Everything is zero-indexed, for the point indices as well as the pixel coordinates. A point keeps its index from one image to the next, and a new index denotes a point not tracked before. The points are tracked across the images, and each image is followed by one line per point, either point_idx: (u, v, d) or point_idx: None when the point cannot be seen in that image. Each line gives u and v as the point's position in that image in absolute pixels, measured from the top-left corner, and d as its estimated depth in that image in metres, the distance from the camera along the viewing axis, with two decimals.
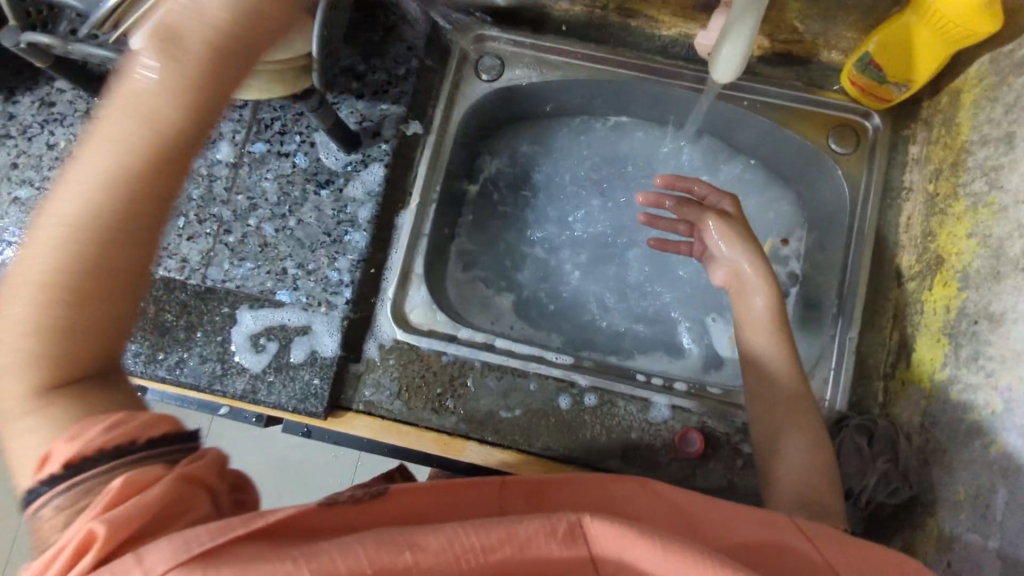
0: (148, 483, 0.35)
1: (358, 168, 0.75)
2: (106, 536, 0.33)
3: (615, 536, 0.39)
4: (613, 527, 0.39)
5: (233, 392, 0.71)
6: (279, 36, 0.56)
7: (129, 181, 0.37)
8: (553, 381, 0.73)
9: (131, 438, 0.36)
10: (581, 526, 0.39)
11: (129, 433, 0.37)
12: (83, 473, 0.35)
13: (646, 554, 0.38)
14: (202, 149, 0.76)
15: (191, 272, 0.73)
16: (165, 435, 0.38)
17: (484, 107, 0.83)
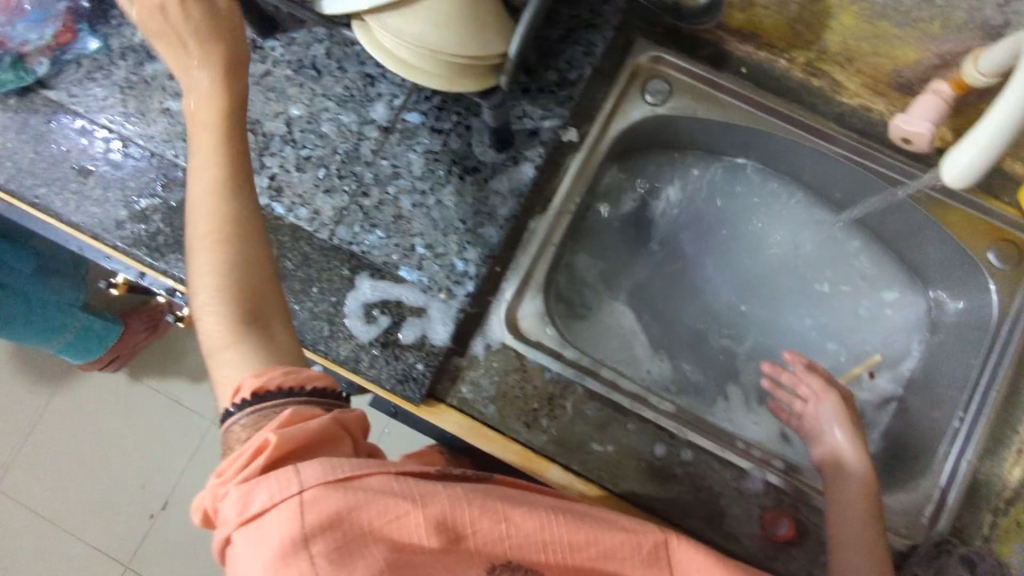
0: (312, 416, 0.45)
1: (508, 164, 0.73)
2: (276, 443, 0.41)
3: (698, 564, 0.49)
4: (699, 554, 0.49)
5: (334, 355, 0.69)
6: (479, 29, 0.56)
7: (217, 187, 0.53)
8: (651, 427, 0.71)
9: (300, 385, 0.47)
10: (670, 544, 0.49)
11: (300, 381, 0.47)
12: (266, 403, 0.46)
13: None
14: (357, 105, 0.74)
15: (320, 226, 0.72)
16: (322, 388, 0.48)
17: (640, 129, 0.81)
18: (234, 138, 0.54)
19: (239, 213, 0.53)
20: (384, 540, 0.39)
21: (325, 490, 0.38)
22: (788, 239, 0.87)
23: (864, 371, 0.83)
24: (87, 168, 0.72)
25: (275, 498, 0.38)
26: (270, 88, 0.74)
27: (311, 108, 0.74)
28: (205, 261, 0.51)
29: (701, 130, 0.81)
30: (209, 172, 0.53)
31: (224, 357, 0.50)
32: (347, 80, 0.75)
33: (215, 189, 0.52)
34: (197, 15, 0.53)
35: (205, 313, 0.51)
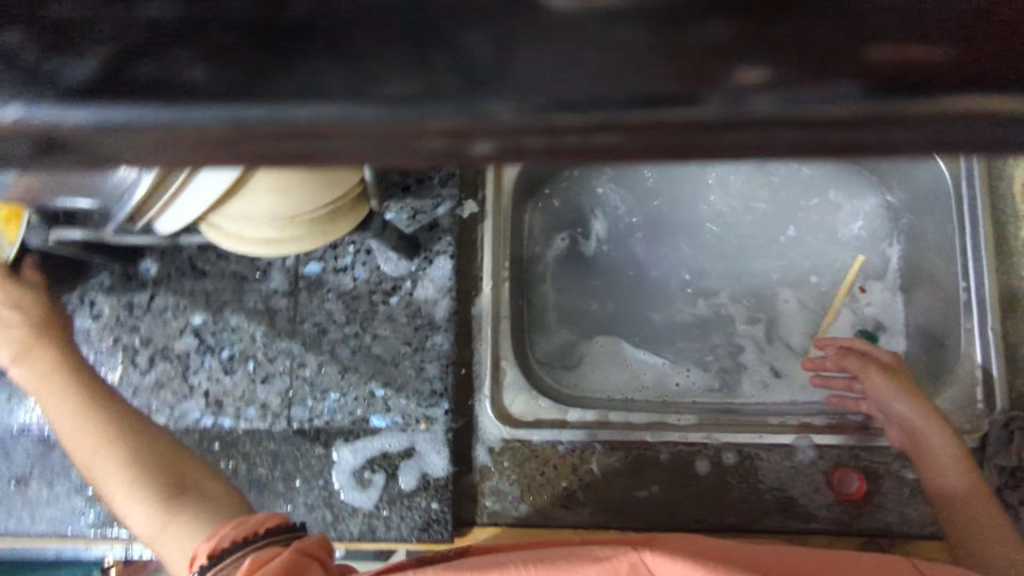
0: (273, 556, 0.43)
1: (424, 267, 0.70)
2: None
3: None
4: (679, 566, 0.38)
5: (348, 536, 0.66)
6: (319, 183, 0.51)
7: (64, 397, 0.53)
8: (684, 448, 0.67)
9: (252, 531, 0.45)
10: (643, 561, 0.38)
11: (251, 522, 0.45)
12: (224, 563, 0.43)
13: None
14: (254, 282, 0.71)
15: (274, 418, 0.68)
16: (275, 526, 0.46)
17: (532, 164, 0.77)
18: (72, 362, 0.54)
19: (114, 413, 0.52)
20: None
21: None
22: (726, 190, 0.83)
23: (853, 287, 0.79)
24: (22, 476, 0.68)
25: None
26: (162, 310, 0.71)
27: (211, 309, 0.70)
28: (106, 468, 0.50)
29: None
30: (67, 391, 0.53)
31: (164, 538, 0.47)
32: (232, 264, 0.71)
33: (81, 408, 0.52)
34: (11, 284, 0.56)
35: (127, 506, 0.49)
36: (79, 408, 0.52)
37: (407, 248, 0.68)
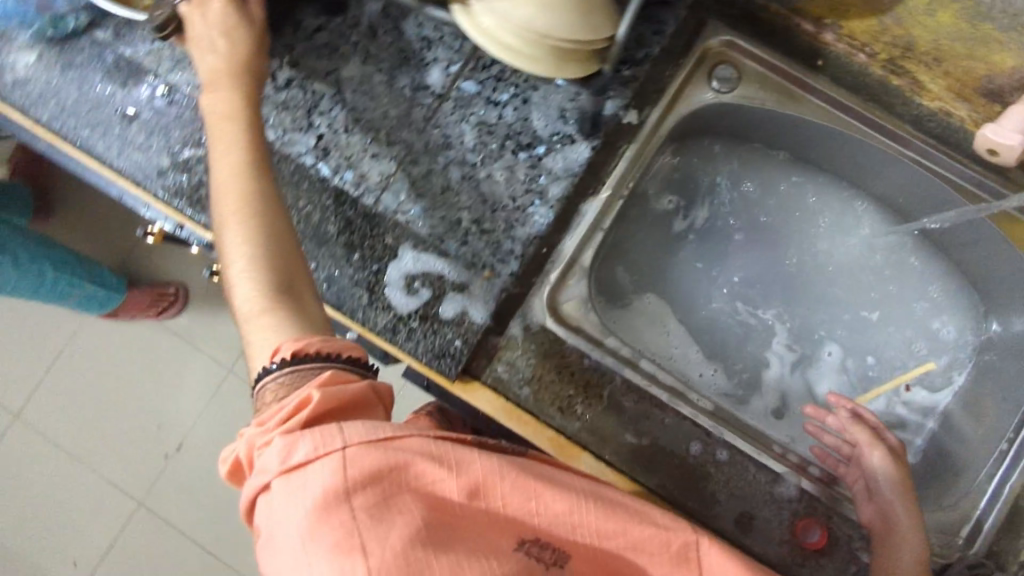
0: (350, 380, 0.47)
1: (564, 143, 0.70)
2: (319, 401, 0.44)
3: (714, 556, 0.51)
4: (720, 557, 0.51)
5: (372, 325, 0.69)
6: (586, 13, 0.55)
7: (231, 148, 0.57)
8: (688, 424, 0.70)
9: (337, 352, 0.49)
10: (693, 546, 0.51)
11: (340, 346, 0.49)
12: (302, 367, 0.47)
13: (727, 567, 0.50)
14: (412, 69, 0.72)
15: (365, 192, 0.70)
16: (354, 358, 0.49)
17: (701, 114, 0.77)
18: (252, 119, 0.59)
19: (262, 184, 0.56)
20: (417, 497, 0.42)
21: (368, 449, 0.41)
22: (844, 244, 0.84)
23: (900, 383, 0.81)
24: (130, 114, 0.72)
25: (319, 450, 0.40)
26: (322, 46, 0.72)
27: (365, 70, 0.72)
28: (231, 238, 0.53)
29: (765, 121, 0.77)
30: (234, 150, 0.57)
31: (258, 324, 0.51)
32: (403, 42, 0.72)
33: (234, 173, 0.55)
34: (238, 36, 0.60)
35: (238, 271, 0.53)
36: (241, 167, 0.56)
37: None
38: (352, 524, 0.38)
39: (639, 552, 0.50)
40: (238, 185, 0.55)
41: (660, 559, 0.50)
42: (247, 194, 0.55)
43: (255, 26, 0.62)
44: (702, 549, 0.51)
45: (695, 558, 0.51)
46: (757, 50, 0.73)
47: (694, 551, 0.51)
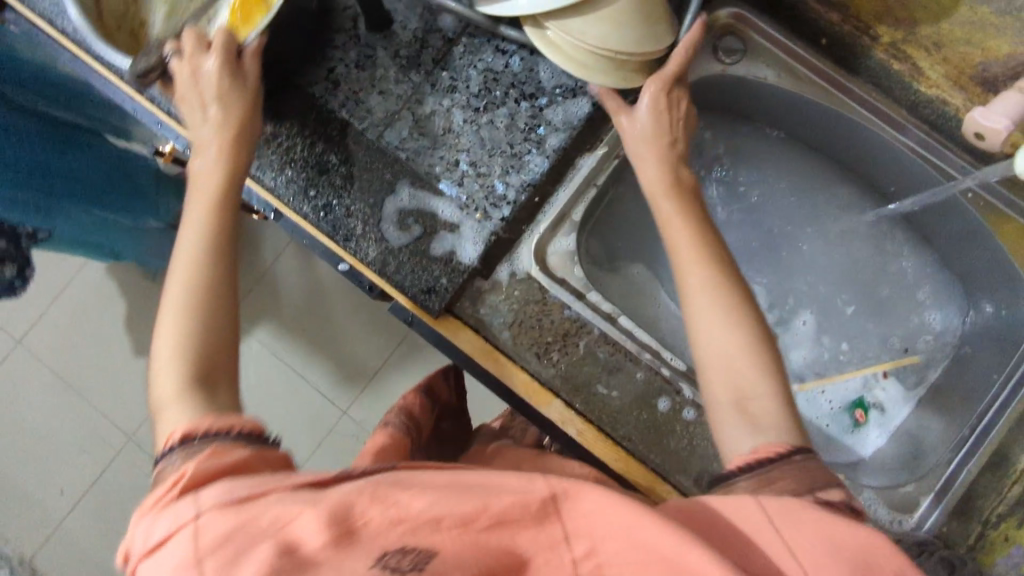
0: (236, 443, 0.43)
1: (566, 95, 0.72)
2: (187, 472, 0.40)
3: (591, 502, 0.39)
4: (597, 500, 0.39)
5: (364, 256, 0.71)
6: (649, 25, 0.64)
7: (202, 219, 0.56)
8: (660, 381, 0.71)
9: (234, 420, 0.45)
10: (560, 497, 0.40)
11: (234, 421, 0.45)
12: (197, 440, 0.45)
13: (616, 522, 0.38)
14: (427, 12, 0.74)
15: (369, 127, 0.72)
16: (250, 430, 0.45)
17: (706, 85, 0.79)
18: (227, 189, 0.58)
19: (220, 271, 0.53)
20: (272, 541, 0.34)
21: (221, 515, 0.36)
22: (831, 230, 0.87)
23: (880, 369, 0.83)
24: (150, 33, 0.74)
25: (175, 528, 0.36)
26: None
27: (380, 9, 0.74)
28: (168, 327, 0.50)
29: (768, 97, 0.79)
30: (201, 226, 0.55)
31: (168, 413, 0.47)
32: None
33: (190, 256, 0.53)
34: (232, 100, 0.60)
35: (162, 347, 0.50)
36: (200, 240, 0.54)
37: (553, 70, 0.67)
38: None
39: (522, 533, 0.39)
40: (190, 257, 0.53)
41: (525, 520, 0.39)
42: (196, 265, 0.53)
43: (250, 98, 0.61)
44: (576, 497, 0.40)
45: (562, 514, 0.39)
46: (768, 27, 0.74)
47: (567, 504, 0.39)
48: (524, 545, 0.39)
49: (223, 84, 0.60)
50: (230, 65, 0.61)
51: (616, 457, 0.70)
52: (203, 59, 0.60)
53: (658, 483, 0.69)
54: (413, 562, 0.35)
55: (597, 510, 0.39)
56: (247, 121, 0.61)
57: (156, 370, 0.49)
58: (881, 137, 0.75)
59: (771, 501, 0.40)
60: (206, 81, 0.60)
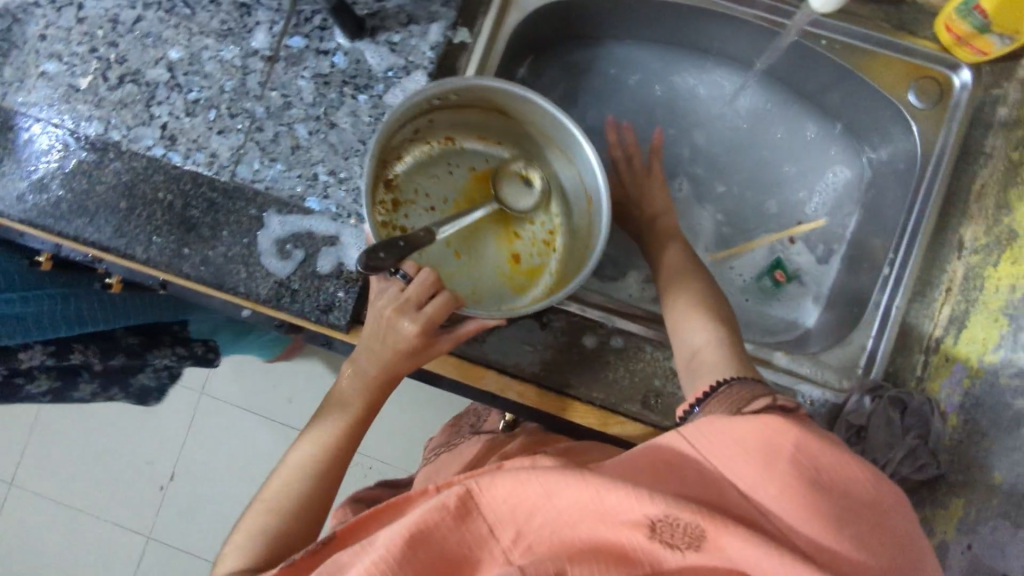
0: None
1: (400, 76, 0.71)
2: None
3: (500, 492, 0.47)
4: (496, 482, 0.47)
5: (258, 295, 0.70)
6: None
7: (336, 436, 0.64)
8: (581, 321, 0.71)
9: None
10: (468, 491, 0.47)
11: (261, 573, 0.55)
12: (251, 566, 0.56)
13: (529, 488, 0.46)
14: (238, 38, 0.71)
15: (220, 169, 0.71)
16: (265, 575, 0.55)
17: (538, 19, 0.77)
18: (354, 433, 0.64)
19: (318, 497, 0.61)
20: None
21: None
22: (715, 115, 0.84)
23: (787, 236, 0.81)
24: None
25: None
26: (145, 34, 0.72)
27: (190, 48, 0.71)
28: (248, 524, 0.59)
29: (602, 10, 0.77)
30: (313, 448, 0.63)
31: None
32: (222, 13, 0.72)
33: (300, 477, 0.61)
34: (402, 357, 0.62)
35: (252, 520, 0.59)
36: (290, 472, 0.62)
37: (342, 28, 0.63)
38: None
39: (448, 533, 0.46)
40: (310, 470, 0.62)
41: (445, 522, 0.46)
42: (296, 486, 0.61)
43: (417, 355, 0.63)
44: (480, 490, 0.47)
45: (474, 502, 0.47)
46: None
47: (475, 494, 0.47)
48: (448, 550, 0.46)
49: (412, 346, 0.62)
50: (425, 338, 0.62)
51: (562, 407, 0.70)
52: (405, 315, 0.61)
53: (608, 418, 0.69)
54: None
55: (513, 497, 0.46)
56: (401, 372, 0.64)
57: (238, 535, 0.58)
58: (740, 17, 0.72)
59: (689, 428, 0.49)
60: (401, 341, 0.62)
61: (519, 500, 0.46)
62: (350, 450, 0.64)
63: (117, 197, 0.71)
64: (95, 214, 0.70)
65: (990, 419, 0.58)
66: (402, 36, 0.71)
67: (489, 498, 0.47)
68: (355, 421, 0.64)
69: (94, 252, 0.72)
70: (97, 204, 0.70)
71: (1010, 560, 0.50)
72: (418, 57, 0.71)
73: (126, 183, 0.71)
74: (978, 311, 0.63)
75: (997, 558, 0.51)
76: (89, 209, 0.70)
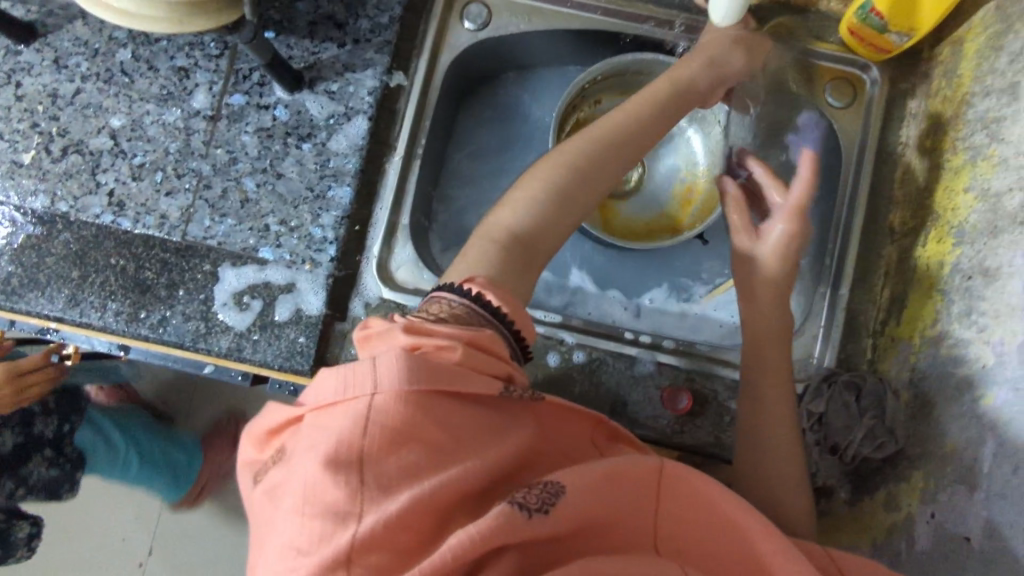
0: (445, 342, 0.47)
1: (340, 122, 0.73)
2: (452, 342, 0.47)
3: (683, 481, 0.48)
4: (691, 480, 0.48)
5: (218, 350, 0.69)
6: None
7: (595, 171, 0.60)
8: (541, 339, 0.72)
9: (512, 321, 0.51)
10: (665, 473, 0.48)
11: (512, 315, 0.51)
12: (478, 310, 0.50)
13: (723, 509, 0.47)
14: (178, 101, 0.73)
15: (171, 230, 0.71)
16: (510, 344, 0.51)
17: (471, 58, 0.81)
18: (588, 169, 0.60)
19: (575, 199, 0.59)
20: (398, 405, 0.42)
21: (402, 406, 0.42)
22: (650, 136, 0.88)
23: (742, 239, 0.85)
24: None
25: (347, 394, 0.42)
26: (85, 105, 0.73)
27: (132, 115, 0.73)
28: (535, 179, 0.59)
29: (531, 43, 0.81)
30: (559, 170, 0.59)
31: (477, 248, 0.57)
32: (161, 78, 0.73)
33: (549, 189, 0.58)
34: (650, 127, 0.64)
35: (517, 193, 0.59)
36: (556, 169, 0.59)
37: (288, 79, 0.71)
38: (359, 487, 0.39)
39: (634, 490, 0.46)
40: (559, 201, 0.58)
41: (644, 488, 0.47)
42: (558, 194, 0.58)
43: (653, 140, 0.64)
44: (675, 477, 0.48)
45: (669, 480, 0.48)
46: None
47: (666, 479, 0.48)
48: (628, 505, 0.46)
49: (640, 107, 0.63)
50: (655, 106, 0.64)
51: None
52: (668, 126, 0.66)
53: None
54: (540, 500, 0.42)
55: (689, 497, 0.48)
56: (622, 166, 0.62)
57: (509, 201, 0.59)
58: (651, 37, 0.79)
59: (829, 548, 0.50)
60: (638, 108, 0.64)
61: (699, 510, 0.48)
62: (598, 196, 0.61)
63: (68, 267, 0.70)
64: (46, 287, 0.70)
65: (936, 390, 0.59)
66: (339, 84, 0.73)
67: (672, 498, 0.47)
68: (599, 181, 0.60)
69: (49, 323, 0.70)
70: (47, 276, 0.70)
71: (969, 526, 0.51)
72: (356, 102, 0.73)
73: (76, 252, 0.70)
74: (915, 289, 0.66)
75: (959, 525, 0.52)
76: (40, 282, 0.70)
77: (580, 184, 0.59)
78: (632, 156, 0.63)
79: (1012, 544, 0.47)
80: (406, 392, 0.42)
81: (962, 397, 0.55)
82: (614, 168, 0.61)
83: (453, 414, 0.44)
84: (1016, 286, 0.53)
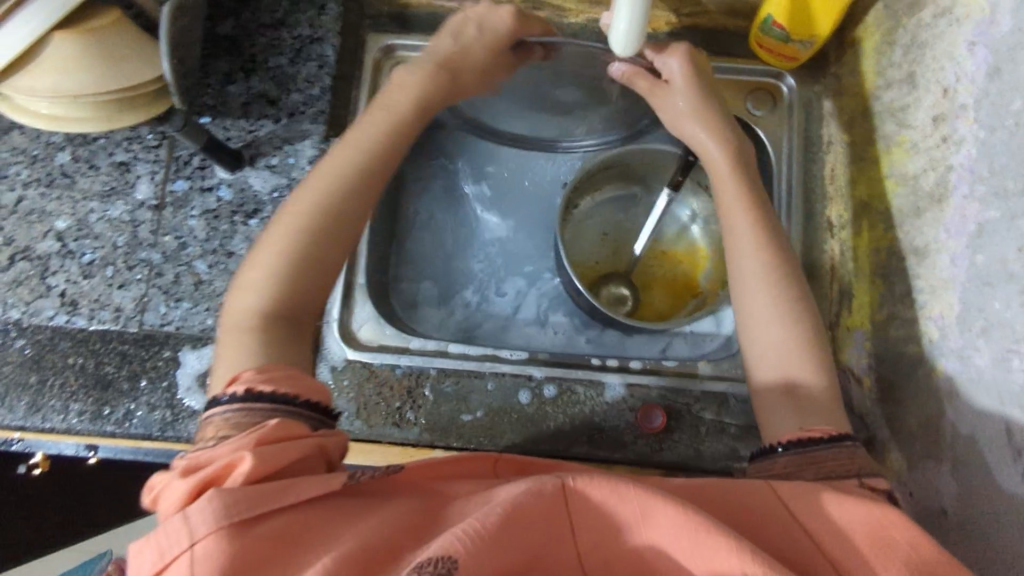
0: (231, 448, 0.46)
1: (284, 193, 0.74)
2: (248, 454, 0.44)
3: (589, 491, 0.45)
4: (594, 486, 0.44)
5: (187, 436, 0.69)
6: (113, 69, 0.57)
7: (321, 216, 0.61)
8: (510, 378, 0.72)
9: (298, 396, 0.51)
10: (568, 489, 0.45)
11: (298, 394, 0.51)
12: (253, 404, 0.49)
13: (650, 521, 0.44)
14: (121, 194, 0.74)
15: (126, 321, 0.71)
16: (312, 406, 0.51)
17: None
18: (308, 216, 0.60)
19: (314, 255, 0.60)
20: (219, 547, 0.41)
21: (223, 543, 0.41)
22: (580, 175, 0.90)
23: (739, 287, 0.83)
24: None
25: (167, 558, 0.41)
26: (28, 212, 0.73)
27: (77, 215, 0.73)
28: (271, 248, 0.59)
29: None
30: (288, 228, 0.60)
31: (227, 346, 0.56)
32: (103, 175, 0.74)
33: (285, 254, 0.59)
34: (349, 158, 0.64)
35: (260, 270, 0.59)
36: (264, 232, 0.59)
37: (227, 159, 0.72)
38: None
39: (539, 524, 0.44)
40: (298, 265, 0.59)
41: (542, 514, 0.44)
42: (291, 253, 0.59)
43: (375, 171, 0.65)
44: (582, 488, 0.45)
45: (570, 496, 0.45)
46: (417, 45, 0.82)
47: (574, 494, 0.45)
48: (535, 550, 0.44)
49: (342, 153, 0.64)
50: (371, 152, 0.66)
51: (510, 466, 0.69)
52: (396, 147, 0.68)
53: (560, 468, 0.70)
54: None
55: (604, 506, 0.44)
56: (360, 203, 0.63)
57: (245, 282, 0.59)
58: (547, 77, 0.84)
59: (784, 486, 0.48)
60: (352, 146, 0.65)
61: (618, 515, 0.44)
62: (343, 240, 0.61)
63: (26, 373, 0.70)
64: (5, 397, 0.69)
65: (893, 371, 0.61)
66: (278, 158, 0.75)
67: (587, 513, 0.45)
68: (341, 226, 0.61)
69: (12, 434, 0.69)
70: (5, 387, 0.69)
71: (944, 498, 0.52)
72: (297, 172, 0.75)
73: (33, 357, 0.70)
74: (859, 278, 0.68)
75: (935, 499, 0.53)
76: None
77: (299, 235, 0.60)
78: (372, 182, 0.64)
79: (986, 510, 0.48)
80: (222, 527, 0.41)
81: (916, 373, 0.57)
82: (354, 207, 0.63)
83: (284, 528, 0.43)
84: (944, 260, 0.55)
